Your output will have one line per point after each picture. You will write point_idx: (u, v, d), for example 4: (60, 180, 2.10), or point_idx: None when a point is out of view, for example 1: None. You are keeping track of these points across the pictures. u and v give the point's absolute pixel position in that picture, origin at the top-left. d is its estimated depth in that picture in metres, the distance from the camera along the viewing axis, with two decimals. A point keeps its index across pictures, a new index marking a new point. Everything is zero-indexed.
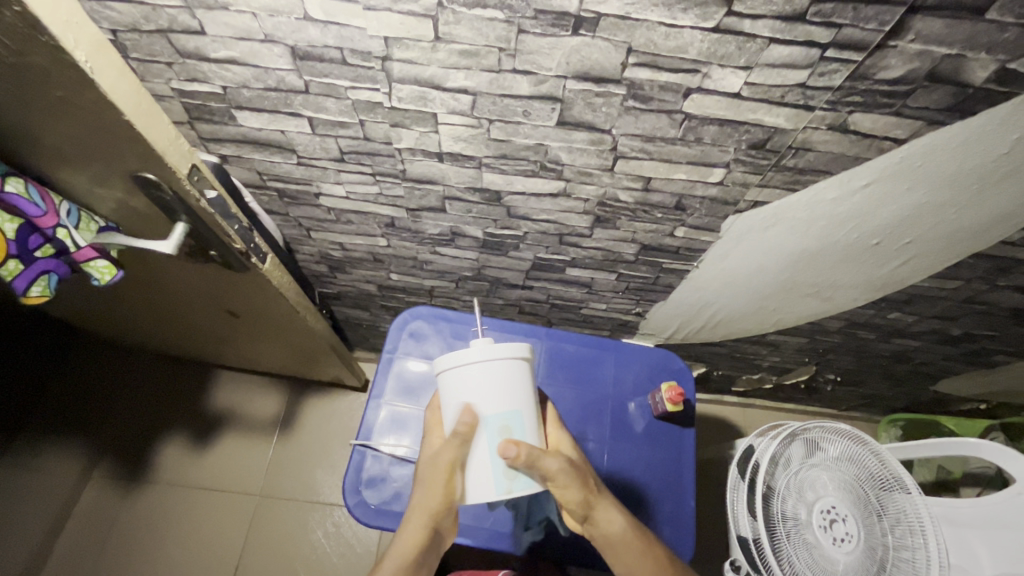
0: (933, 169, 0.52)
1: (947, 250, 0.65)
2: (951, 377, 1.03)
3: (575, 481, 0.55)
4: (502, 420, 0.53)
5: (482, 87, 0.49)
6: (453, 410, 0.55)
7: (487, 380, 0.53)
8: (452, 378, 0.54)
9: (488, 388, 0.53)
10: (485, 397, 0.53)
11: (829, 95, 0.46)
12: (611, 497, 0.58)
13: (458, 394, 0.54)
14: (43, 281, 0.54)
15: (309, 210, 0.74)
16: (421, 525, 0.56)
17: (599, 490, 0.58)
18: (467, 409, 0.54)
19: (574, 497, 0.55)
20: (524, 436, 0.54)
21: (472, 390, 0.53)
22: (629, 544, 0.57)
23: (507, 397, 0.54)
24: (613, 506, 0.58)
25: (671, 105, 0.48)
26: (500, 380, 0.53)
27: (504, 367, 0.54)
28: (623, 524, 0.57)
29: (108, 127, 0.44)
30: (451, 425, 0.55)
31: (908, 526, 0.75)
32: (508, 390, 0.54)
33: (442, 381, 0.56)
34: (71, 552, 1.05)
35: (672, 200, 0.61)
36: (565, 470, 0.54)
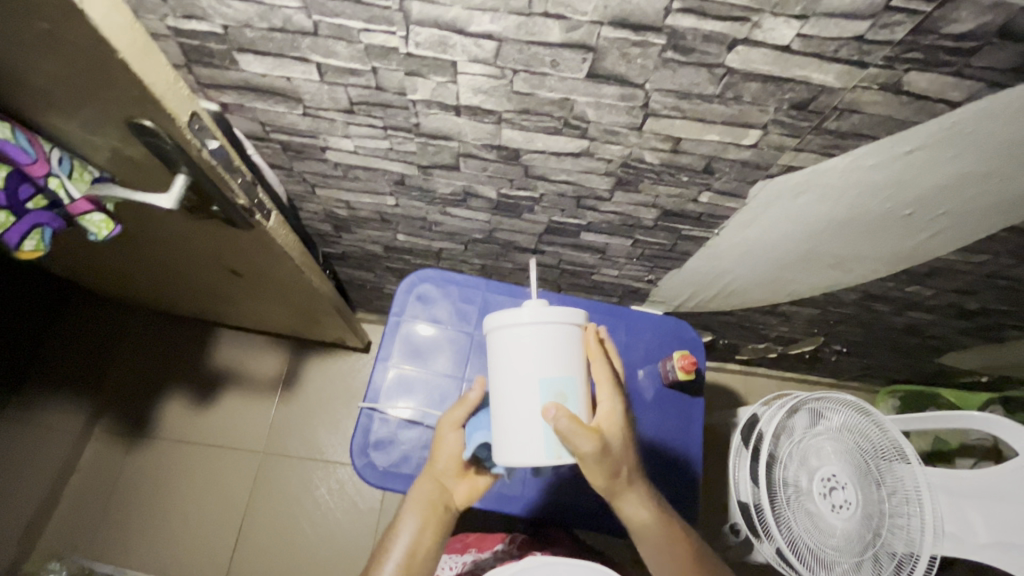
0: (982, 137, 0.50)
1: (978, 223, 0.63)
2: (958, 351, 1.03)
3: (605, 470, 0.54)
4: (557, 385, 0.52)
5: (509, 33, 0.45)
6: (505, 369, 0.53)
7: (541, 343, 0.52)
8: (504, 338, 0.53)
9: (540, 352, 0.52)
10: (537, 362, 0.52)
11: (887, 51, 0.42)
12: (642, 488, 0.58)
13: (511, 355, 0.53)
14: (37, 234, 0.51)
15: (315, 164, 0.70)
16: (432, 485, 0.63)
17: (630, 482, 0.57)
18: (520, 370, 0.52)
19: (598, 484, 0.55)
20: (575, 402, 0.53)
21: (525, 352, 0.52)
22: (644, 535, 0.58)
23: (558, 362, 0.52)
24: (641, 499, 0.58)
25: (713, 58, 0.45)
26: (554, 345, 0.52)
27: (554, 332, 0.52)
28: (643, 517, 0.58)
29: (101, 65, 0.40)
30: (501, 388, 0.54)
31: (904, 495, 0.77)
32: (561, 356, 0.53)
33: (492, 340, 0.54)
34: (77, 503, 1.07)
35: (701, 162, 0.58)
36: (600, 456, 0.52)
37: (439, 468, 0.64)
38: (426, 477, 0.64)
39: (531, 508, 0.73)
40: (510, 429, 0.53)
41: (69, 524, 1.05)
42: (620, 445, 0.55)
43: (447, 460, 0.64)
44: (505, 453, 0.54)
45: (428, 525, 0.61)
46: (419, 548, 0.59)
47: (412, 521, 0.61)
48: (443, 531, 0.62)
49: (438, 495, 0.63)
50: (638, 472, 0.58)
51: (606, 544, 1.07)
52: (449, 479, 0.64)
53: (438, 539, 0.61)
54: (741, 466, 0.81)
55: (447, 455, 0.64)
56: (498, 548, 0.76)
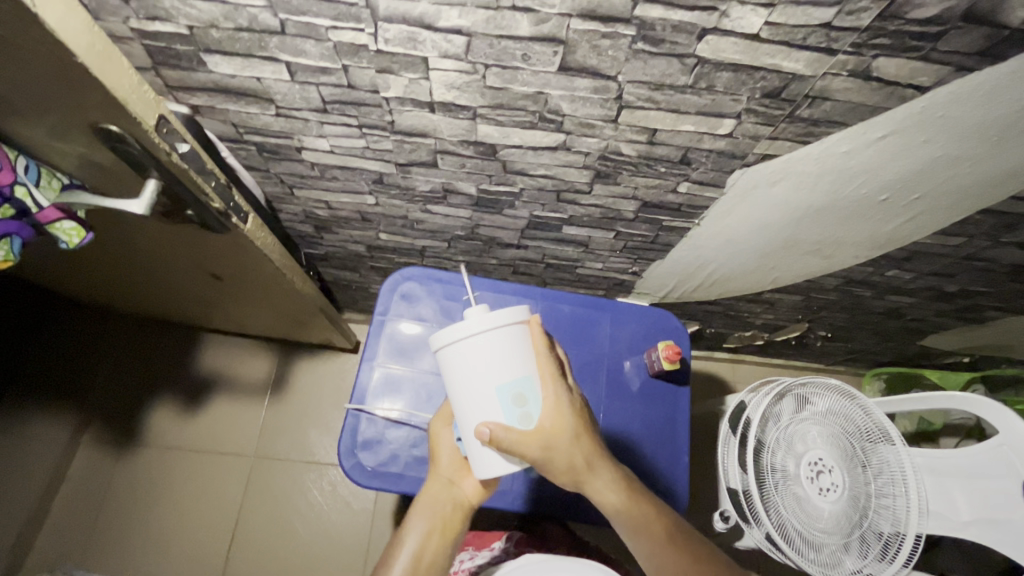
0: (952, 120, 0.50)
1: (953, 206, 0.64)
2: (939, 333, 1.04)
3: (558, 466, 0.54)
4: (514, 387, 0.53)
5: (478, 28, 0.44)
6: (461, 385, 0.54)
7: (493, 349, 0.53)
8: (454, 354, 0.53)
9: (495, 358, 0.53)
10: (494, 369, 0.52)
11: (854, 37, 0.42)
12: (607, 472, 0.57)
13: (465, 369, 0.53)
14: (5, 243, 0.50)
15: (292, 165, 0.69)
16: (439, 487, 0.63)
17: (591, 470, 0.56)
18: (478, 381, 0.53)
19: (557, 479, 0.55)
20: (536, 403, 0.53)
21: (478, 363, 0.53)
22: (619, 517, 0.58)
23: (514, 363, 0.53)
24: (607, 482, 0.57)
25: (684, 48, 0.44)
26: (504, 348, 0.53)
27: (506, 333, 0.53)
28: (614, 501, 0.58)
29: (61, 70, 0.39)
30: (462, 403, 0.54)
31: (891, 476, 0.78)
32: (515, 356, 0.53)
33: (443, 358, 0.55)
34: (66, 513, 1.06)
35: (677, 153, 0.58)
36: (544, 457, 0.53)
37: (442, 467, 0.64)
38: (432, 481, 0.63)
39: (520, 502, 0.73)
40: (476, 444, 0.55)
41: (58, 536, 1.04)
42: (568, 442, 0.54)
43: (447, 458, 0.64)
44: (482, 469, 0.55)
45: (434, 526, 0.60)
46: (424, 552, 0.59)
47: (418, 525, 0.60)
48: (451, 530, 0.61)
49: (445, 495, 0.62)
50: (600, 457, 0.57)
51: (599, 536, 1.07)
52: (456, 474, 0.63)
53: (446, 542, 0.60)
54: (730, 453, 0.81)
55: (448, 451, 0.64)
56: (494, 547, 0.77)
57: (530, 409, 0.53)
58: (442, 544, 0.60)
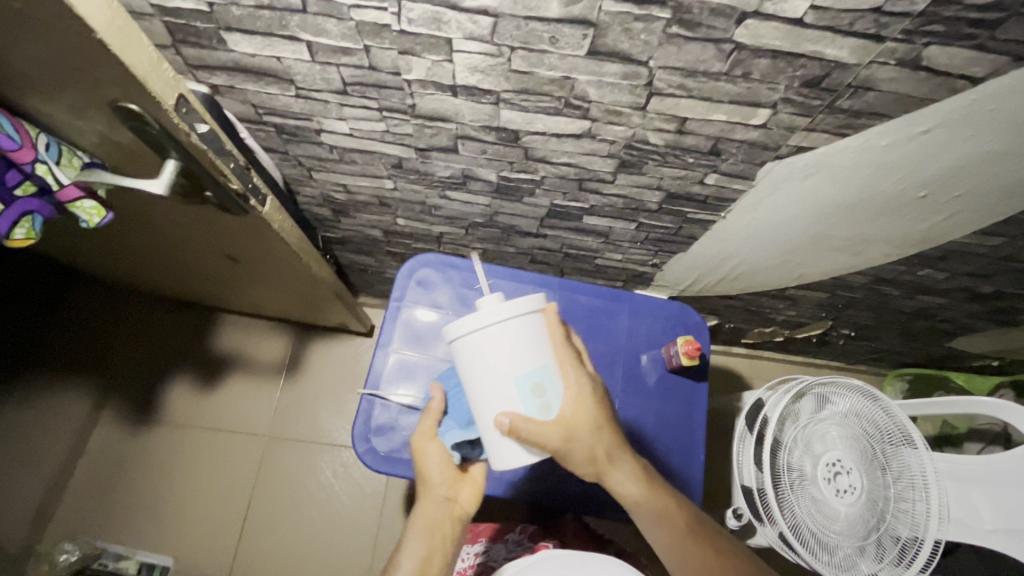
0: (1005, 114, 0.47)
1: (997, 205, 0.60)
2: (969, 335, 1.00)
3: (580, 456, 0.53)
4: (533, 377, 0.52)
5: (505, 8, 0.43)
6: (479, 377, 0.53)
7: (510, 339, 0.52)
8: (471, 345, 0.53)
9: (512, 349, 0.52)
10: (512, 360, 0.52)
11: (905, 24, 0.40)
12: (629, 463, 0.56)
13: (482, 360, 0.52)
14: (26, 222, 0.50)
15: (311, 147, 0.68)
16: (435, 504, 0.60)
17: (613, 462, 0.55)
18: (497, 372, 0.52)
19: (578, 470, 0.54)
20: (556, 392, 0.53)
21: (495, 356, 0.52)
22: (639, 510, 0.57)
23: (533, 353, 0.52)
24: (628, 473, 0.56)
25: (721, 33, 0.42)
26: (520, 338, 0.52)
27: (522, 323, 0.52)
28: (634, 493, 0.56)
29: (78, 46, 0.38)
30: (480, 394, 0.53)
31: (911, 481, 0.75)
32: (532, 346, 0.52)
33: (459, 350, 0.54)
34: (87, 486, 1.08)
35: (707, 143, 0.56)
36: (565, 448, 0.52)
37: (434, 483, 0.61)
38: (426, 500, 0.61)
39: (533, 494, 0.73)
40: (495, 437, 0.54)
41: (79, 507, 1.07)
42: (590, 432, 0.53)
43: (437, 474, 0.61)
44: (502, 461, 0.54)
45: (435, 550, 0.58)
46: (427, 574, 0.57)
47: (417, 549, 0.58)
48: (450, 549, 0.59)
49: (443, 511, 0.60)
50: (622, 448, 0.56)
51: (609, 528, 1.07)
52: (450, 489, 0.61)
53: (447, 557, 0.59)
54: (746, 450, 0.80)
55: (437, 466, 0.62)
56: (507, 538, 0.76)
57: (551, 398, 0.52)
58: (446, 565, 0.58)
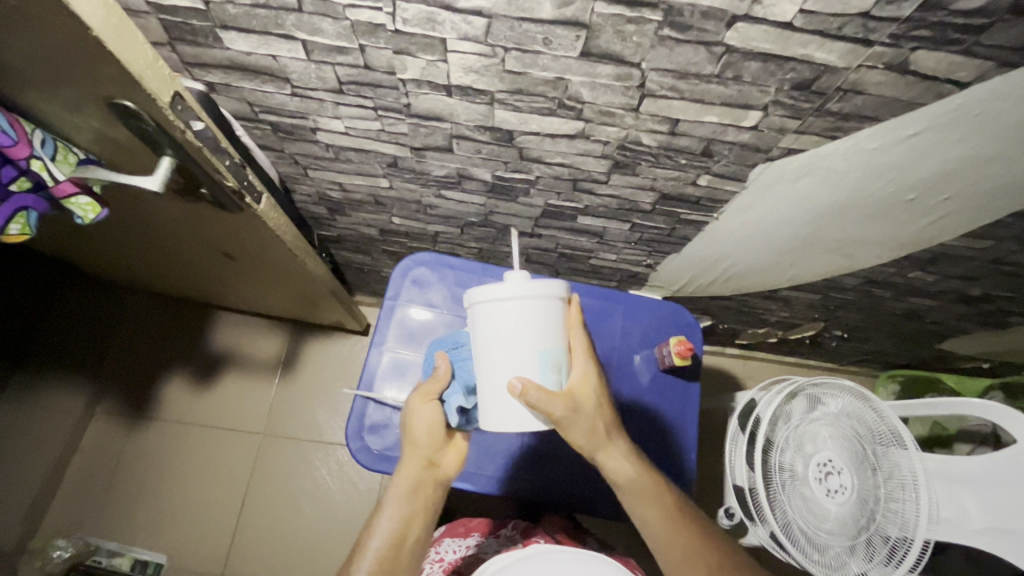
0: (991, 119, 0.48)
1: (986, 208, 0.61)
2: (960, 337, 1.01)
3: (580, 427, 0.54)
4: (554, 355, 0.52)
5: (499, 9, 0.43)
6: (499, 341, 0.51)
7: (538, 313, 0.51)
8: (497, 309, 0.51)
9: (537, 323, 0.51)
10: (535, 334, 0.51)
11: (893, 28, 0.40)
12: (623, 444, 0.58)
13: (504, 326, 0.51)
14: (21, 218, 0.50)
15: (306, 146, 0.68)
16: (420, 465, 0.59)
17: (609, 439, 0.57)
18: (517, 342, 0.51)
19: (574, 441, 0.55)
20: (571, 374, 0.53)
21: (517, 326, 0.51)
22: (629, 489, 0.58)
23: (554, 332, 0.52)
24: (621, 452, 0.57)
25: (712, 36, 0.43)
26: (545, 315, 0.51)
27: (551, 301, 0.51)
28: (626, 472, 0.58)
29: (74, 42, 0.39)
30: (493, 358, 0.52)
31: (901, 481, 0.76)
32: (556, 325, 0.52)
33: (481, 310, 0.52)
34: (82, 480, 1.09)
35: (699, 145, 0.56)
36: (570, 417, 0.52)
37: (421, 445, 0.59)
38: (410, 458, 0.59)
39: (526, 491, 0.73)
40: (499, 402, 0.53)
41: (74, 502, 1.07)
42: (594, 408, 0.54)
43: (426, 435, 0.59)
44: (499, 425, 0.53)
45: (416, 513, 0.57)
46: (407, 536, 0.56)
47: (398, 509, 0.56)
48: (431, 510, 0.58)
49: (425, 476, 0.59)
50: (617, 427, 0.58)
51: (602, 527, 1.08)
52: (435, 453, 0.60)
53: (426, 521, 0.58)
54: (738, 450, 0.81)
55: (426, 427, 0.59)
56: (500, 533, 0.77)
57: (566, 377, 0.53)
58: (424, 528, 0.57)
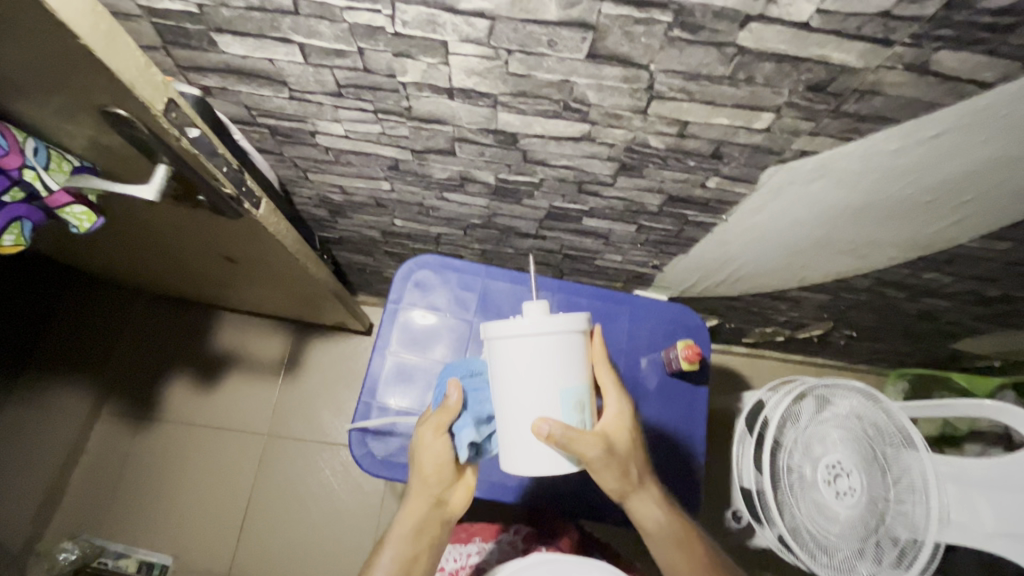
0: (1014, 119, 0.46)
1: (1004, 209, 0.59)
2: (971, 336, 1.00)
3: (612, 470, 0.53)
4: (578, 392, 0.50)
5: (502, 10, 0.41)
6: (523, 380, 0.50)
7: (559, 349, 0.50)
8: (517, 347, 0.50)
9: (560, 359, 0.50)
10: (559, 370, 0.50)
11: (915, 27, 0.39)
12: (653, 490, 0.58)
13: (526, 364, 0.50)
14: (16, 228, 0.49)
15: (306, 149, 0.67)
16: (426, 504, 0.59)
17: (640, 484, 0.56)
18: (539, 379, 0.50)
19: (606, 484, 0.55)
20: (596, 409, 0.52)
21: (539, 362, 0.50)
22: (656, 535, 0.58)
23: (577, 367, 0.51)
24: (651, 497, 0.57)
25: (724, 36, 0.41)
26: (565, 352, 0.50)
27: (573, 334, 0.51)
28: (654, 517, 0.57)
29: (63, 51, 0.37)
30: (515, 397, 0.51)
31: (911, 483, 0.75)
32: (578, 359, 0.51)
33: (500, 348, 0.51)
34: (88, 483, 1.09)
35: (709, 147, 0.55)
36: (603, 460, 0.52)
37: (431, 483, 0.59)
38: (417, 496, 0.59)
39: (531, 497, 0.72)
40: (525, 441, 0.51)
41: (79, 504, 1.07)
42: (627, 450, 0.55)
43: (434, 472, 0.59)
44: (525, 466, 0.51)
45: (420, 550, 0.58)
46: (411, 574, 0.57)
47: (403, 544, 0.58)
48: (435, 547, 0.60)
49: (433, 515, 0.60)
50: (648, 473, 0.58)
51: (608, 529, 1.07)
52: (443, 490, 0.60)
53: (430, 556, 0.59)
54: (745, 453, 0.80)
55: (434, 466, 0.59)
56: (502, 539, 0.76)
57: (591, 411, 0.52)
58: (429, 566, 0.59)
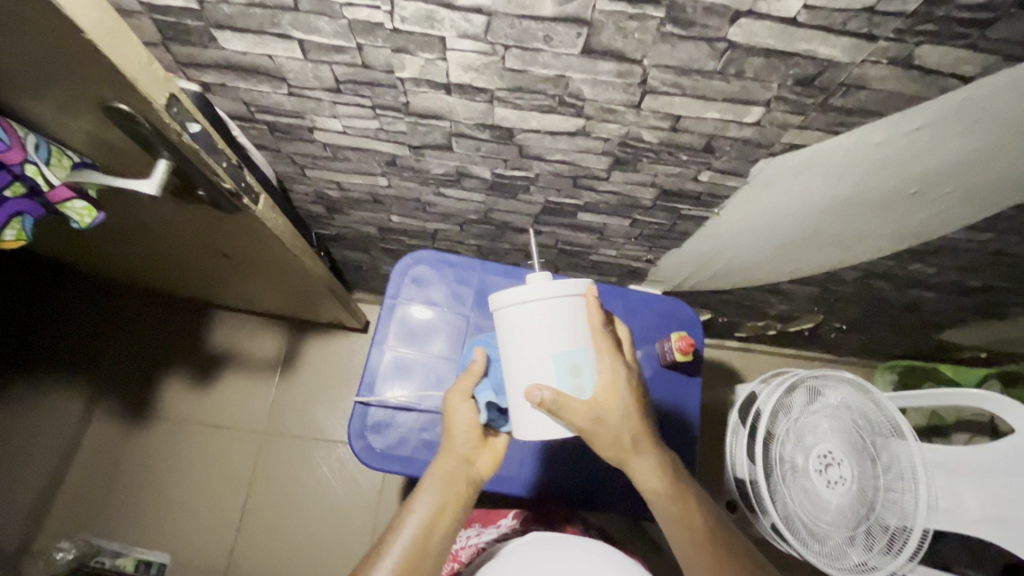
0: (993, 112, 0.48)
1: (987, 201, 0.61)
2: (958, 327, 1.02)
3: (602, 436, 0.53)
4: (570, 357, 0.52)
5: (499, 6, 0.42)
6: (518, 347, 0.53)
7: (552, 316, 0.52)
8: (513, 316, 0.53)
9: (553, 325, 0.52)
10: (552, 337, 0.52)
11: (898, 23, 0.40)
12: (652, 455, 0.56)
13: (522, 332, 0.53)
14: (17, 223, 0.49)
15: (304, 145, 0.68)
16: (454, 462, 0.60)
17: (636, 450, 0.55)
18: (533, 347, 0.52)
19: (601, 451, 0.54)
20: (592, 375, 0.53)
21: (532, 328, 0.52)
22: (657, 501, 0.57)
23: (570, 334, 0.52)
24: (650, 463, 0.56)
25: (714, 32, 0.42)
26: (558, 317, 0.52)
27: (565, 302, 0.52)
28: (652, 483, 0.56)
29: (68, 46, 0.38)
30: (514, 364, 0.54)
31: (900, 472, 0.77)
32: (571, 327, 0.52)
33: (502, 318, 0.54)
34: (83, 483, 1.08)
35: (700, 141, 0.56)
36: (590, 426, 0.52)
37: (457, 441, 0.61)
38: (445, 455, 0.61)
39: (529, 488, 0.73)
40: (524, 407, 0.54)
41: (75, 505, 1.07)
42: (618, 417, 0.53)
43: (461, 431, 0.61)
44: (527, 431, 0.54)
45: (449, 505, 0.57)
46: (439, 529, 0.56)
47: (431, 498, 0.57)
48: (463, 507, 0.58)
49: (460, 472, 0.60)
50: (647, 439, 0.55)
51: (604, 521, 1.08)
52: (470, 450, 0.62)
53: (458, 515, 0.58)
54: (739, 443, 0.82)
55: (462, 424, 0.62)
56: (501, 524, 0.77)
57: (586, 377, 0.52)
58: (456, 522, 0.57)
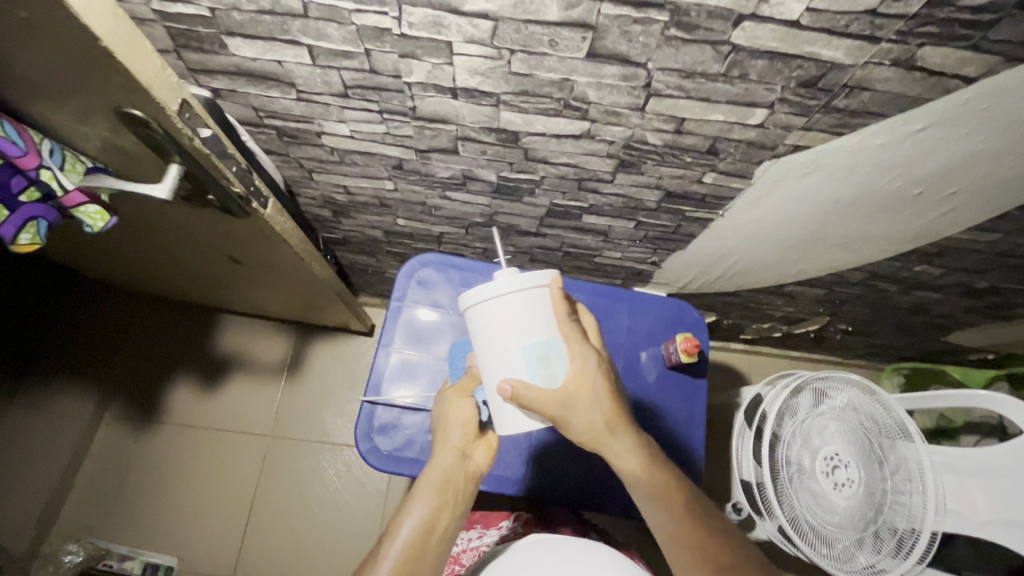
0: (996, 112, 0.48)
1: (991, 201, 0.61)
2: (964, 329, 1.02)
3: (574, 422, 0.53)
4: (540, 348, 0.52)
5: (505, 11, 0.43)
6: (488, 343, 0.54)
7: (520, 310, 0.52)
8: (482, 314, 0.53)
9: (521, 318, 0.52)
10: (520, 330, 0.52)
11: (900, 25, 0.40)
12: (628, 437, 0.56)
13: (491, 327, 0.53)
14: (32, 227, 0.50)
15: (312, 150, 0.69)
16: (451, 458, 0.60)
17: (612, 433, 0.55)
18: (504, 341, 0.53)
19: (577, 437, 0.55)
20: (563, 365, 0.53)
21: (499, 324, 0.53)
22: (637, 484, 0.56)
23: (538, 326, 0.52)
24: (627, 445, 0.56)
25: (718, 35, 0.43)
26: (525, 310, 0.52)
27: (531, 295, 0.52)
28: (631, 465, 0.56)
29: (85, 53, 0.39)
30: (487, 360, 0.54)
31: (907, 474, 0.76)
32: (538, 318, 0.53)
33: (472, 316, 0.54)
34: (92, 486, 1.09)
35: (705, 143, 0.56)
36: (561, 413, 0.52)
37: (454, 436, 0.61)
38: (442, 451, 0.60)
39: (534, 489, 0.74)
40: (500, 401, 0.55)
41: (83, 508, 1.08)
42: (589, 402, 0.53)
43: (459, 428, 0.62)
44: (505, 424, 0.56)
45: (445, 504, 0.57)
46: (435, 528, 0.56)
47: (429, 497, 0.57)
48: (460, 506, 0.58)
49: (458, 469, 0.60)
50: (623, 421, 0.55)
51: (608, 523, 1.08)
52: (468, 444, 0.62)
53: (456, 514, 0.58)
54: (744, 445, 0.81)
55: (460, 420, 0.62)
56: (502, 526, 0.77)
57: (555, 367, 0.53)
58: (453, 521, 0.57)
